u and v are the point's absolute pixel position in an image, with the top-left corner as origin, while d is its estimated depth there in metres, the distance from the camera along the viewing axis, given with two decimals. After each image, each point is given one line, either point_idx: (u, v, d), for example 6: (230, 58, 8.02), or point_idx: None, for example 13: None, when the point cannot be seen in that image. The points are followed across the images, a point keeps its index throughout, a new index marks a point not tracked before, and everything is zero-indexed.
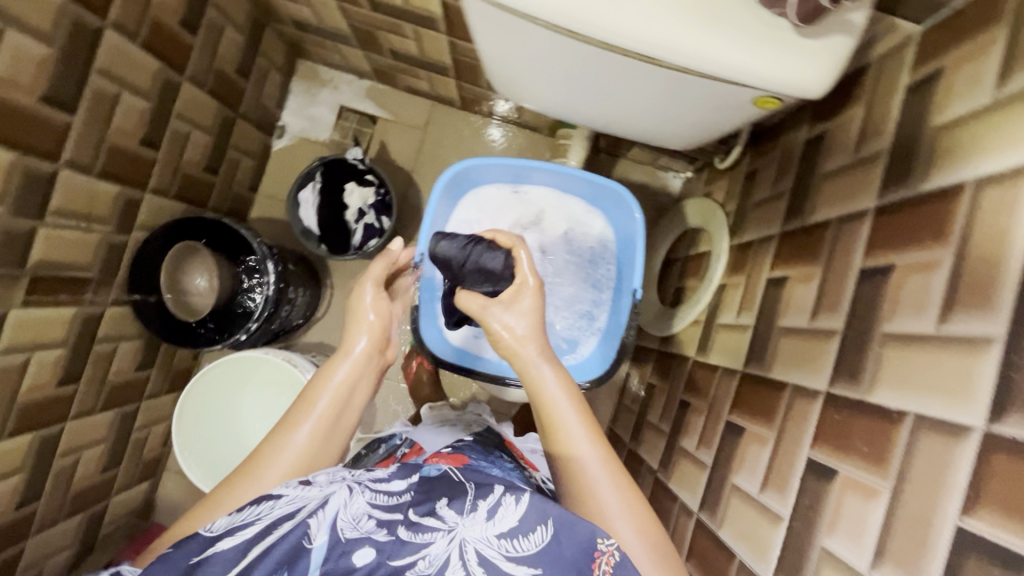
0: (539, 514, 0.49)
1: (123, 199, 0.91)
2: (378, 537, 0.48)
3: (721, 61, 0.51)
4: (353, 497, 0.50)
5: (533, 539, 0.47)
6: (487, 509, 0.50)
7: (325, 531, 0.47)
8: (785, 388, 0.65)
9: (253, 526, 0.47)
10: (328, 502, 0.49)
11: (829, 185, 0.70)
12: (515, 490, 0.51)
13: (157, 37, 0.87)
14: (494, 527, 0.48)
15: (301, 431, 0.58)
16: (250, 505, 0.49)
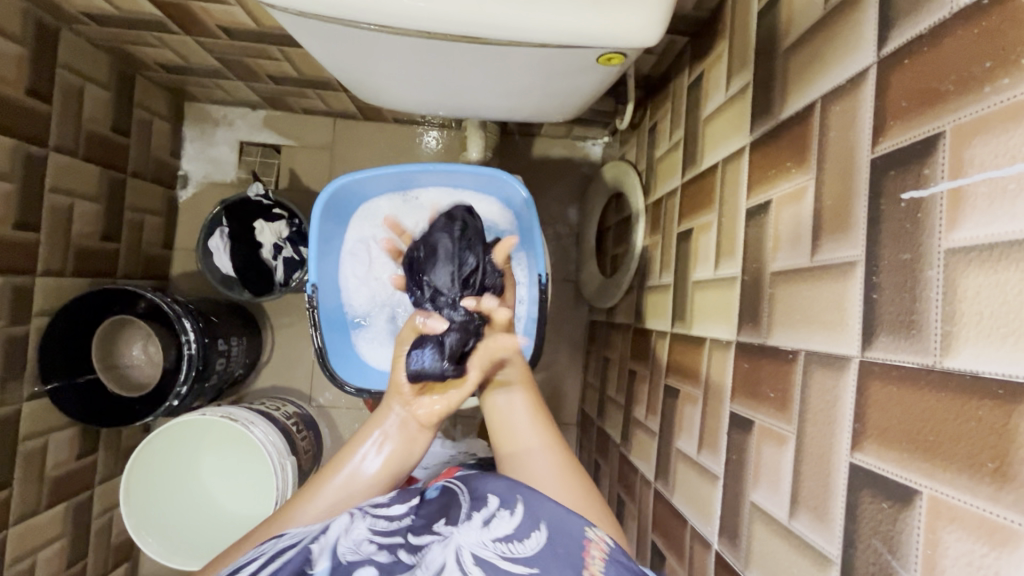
0: (531, 520, 0.46)
1: (10, 289, 0.86)
2: (380, 556, 0.45)
3: (546, 25, 0.47)
4: (353, 522, 0.48)
5: (529, 543, 0.44)
6: (481, 518, 0.47)
7: (326, 556, 0.44)
8: (704, 343, 0.64)
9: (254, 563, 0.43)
10: (330, 528, 0.47)
11: (712, 128, 0.68)
12: (509, 502, 0.49)
13: (2, 113, 0.81)
14: (489, 532, 0.46)
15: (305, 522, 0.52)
16: (259, 546, 0.48)
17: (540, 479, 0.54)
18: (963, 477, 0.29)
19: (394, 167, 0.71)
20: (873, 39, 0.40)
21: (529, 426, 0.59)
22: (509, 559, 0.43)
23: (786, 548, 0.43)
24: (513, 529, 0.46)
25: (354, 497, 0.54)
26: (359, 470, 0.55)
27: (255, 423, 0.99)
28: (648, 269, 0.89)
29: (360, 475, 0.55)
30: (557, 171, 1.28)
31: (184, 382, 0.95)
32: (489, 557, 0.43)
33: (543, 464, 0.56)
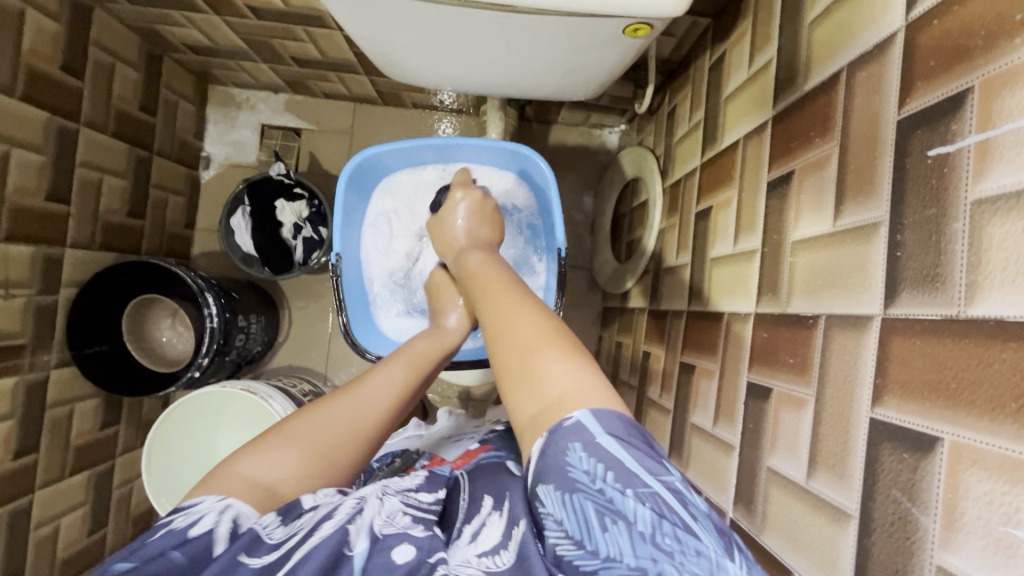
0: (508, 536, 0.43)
1: (41, 258, 0.88)
2: (416, 531, 0.44)
3: None
4: (385, 500, 0.47)
5: (506, 555, 0.40)
6: (471, 534, 0.46)
7: (365, 535, 0.42)
8: (721, 318, 0.64)
9: (288, 543, 0.40)
10: (363, 509, 0.44)
11: (733, 106, 0.68)
12: (500, 507, 0.48)
13: (38, 87, 0.84)
14: (474, 547, 0.43)
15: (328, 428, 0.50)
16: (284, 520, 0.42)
17: (536, 353, 0.43)
18: (986, 419, 0.30)
19: (417, 141, 0.72)
20: (900, 4, 0.40)
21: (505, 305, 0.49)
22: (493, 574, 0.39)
23: (803, 508, 0.44)
24: (499, 541, 0.43)
25: (392, 399, 0.54)
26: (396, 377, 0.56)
27: (273, 398, 1.01)
28: (664, 251, 0.90)
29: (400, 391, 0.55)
30: (573, 158, 1.29)
31: (205, 354, 0.97)
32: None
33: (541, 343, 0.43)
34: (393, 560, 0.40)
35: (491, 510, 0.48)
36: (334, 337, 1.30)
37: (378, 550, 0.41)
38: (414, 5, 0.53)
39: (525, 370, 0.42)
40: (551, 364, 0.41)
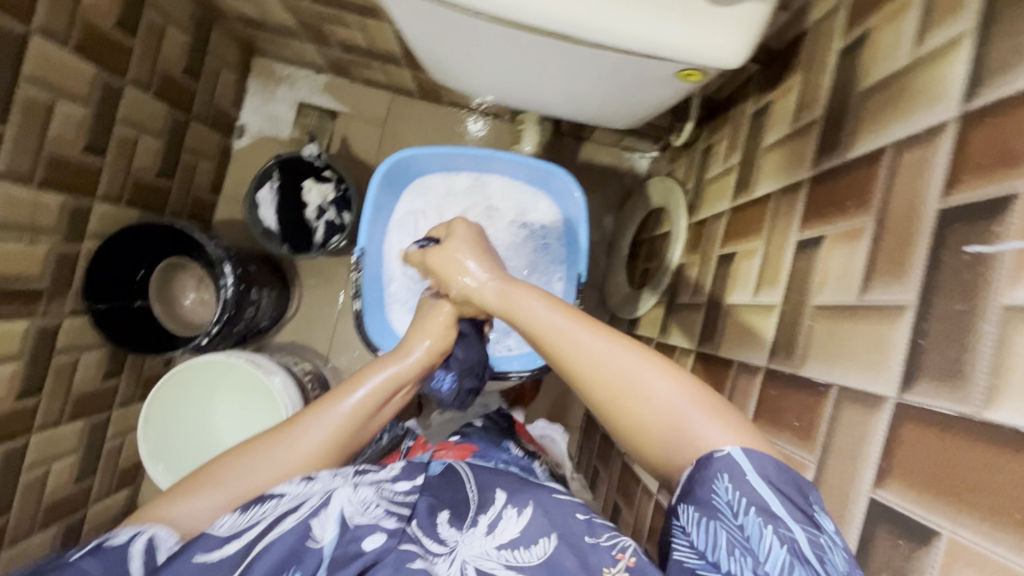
0: (540, 528, 0.51)
1: (69, 208, 0.89)
2: (387, 523, 0.49)
3: (631, 35, 0.49)
4: (356, 489, 0.50)
5: (534, 551, 0.49)
6: (487, 524, 0.53)
7: (334, 526, 0.47)
8: (730, 365, 0.65)
9: (253, 530, 0.46)
10: (332, 500, 0.48)
11: (771, 158, 0.68)
12: (515, 503, 0.55)
13: (91, 41, 0.85)
14: (494, 540, 0.51)
15: (308, 439, 0.54)
16: (253, 504, 0.49)
17: (663, 409, 0.44)
18: (986, 522, 0.31)
19: (454, 148, 0.73)
20: (958, 93, 0.40)
21: (590, 338, 0.48)
22: (512, 568, 0.48)
23: None
24: (517, 536, 0.51)
25: (354, 426, 0.56)
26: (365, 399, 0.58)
27: (275, 375, 1.01)
28: (680, 286, 0.90)
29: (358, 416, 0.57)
30: (600, 177, 1.30)
31: (215, 323, 0.99)
32: (491, 568, 0.48)
33: (648, 379, 0.45)
34: (362, 549, 0.47)
35: (505, 504, 0.55)
36: (341, 321, 1.31)
37: (348, 541, 0.47)
38: (473, 22, 0.54)
39: (668, 440, 0.43)
40: (703, 428, 0.42)
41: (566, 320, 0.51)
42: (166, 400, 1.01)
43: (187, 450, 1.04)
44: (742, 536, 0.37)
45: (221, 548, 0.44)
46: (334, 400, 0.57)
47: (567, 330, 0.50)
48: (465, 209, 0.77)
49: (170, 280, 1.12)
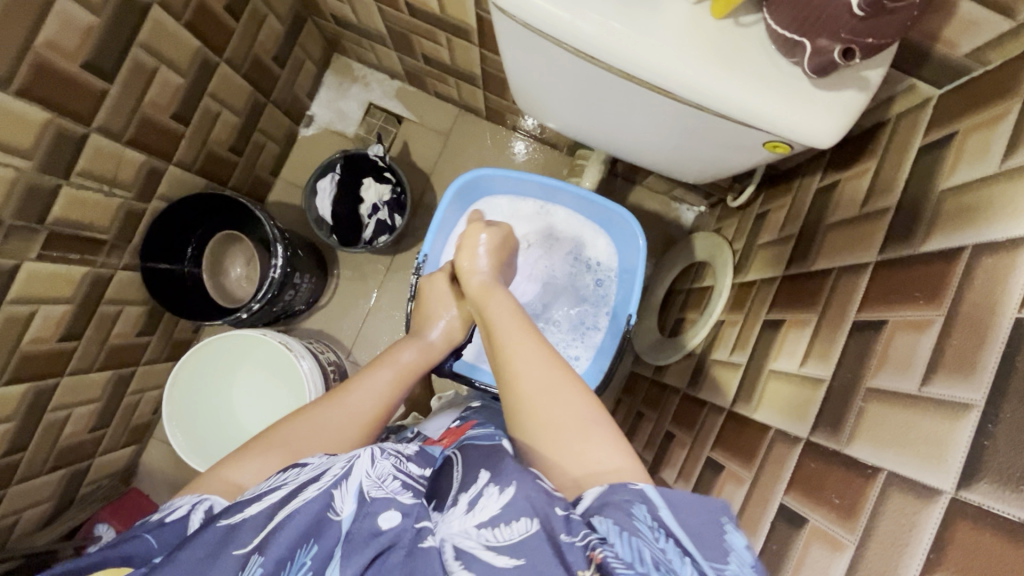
0: (524, 505, 0.43)
1: (147, 168, 0.93)
2: (404, 498, 0.46)
3: (732, 101, 0.51)
4: (375, 462, 0.49)
5: (515, 529, 0.42)
6: (468, 502, 0.45)
7: (352, 500, 0.45)
8: (767, 431, 0.65)
9: (275, 494, 0.46)
10: (353, 470, 0.47)
11: (833, 236, 0.70)
12: (500, 479, 0.46)
13: (201, 18, 0.90)
14: (473, 518, 0.43)
15: (352, 398, 0.60)
16: (279, 472, 0.50)
17: (574, 420, 0.51)
18: None
19: (531, 177, 0.76)
20: None
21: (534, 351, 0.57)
22: (491, 550, 0.41)
23: None
24: (500, 513, 0.43)
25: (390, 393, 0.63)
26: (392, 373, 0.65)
27: (305, 360, 1.03)
28: (716, 343, 0.91)
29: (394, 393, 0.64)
30: (645, 222, 1.32)
31: (260, 299, 1.02)
32: (470, 549, 0.41)
33: (568, 399, 0.52)
34: (376, 526, 0.43)
35: (488, 480, 0.46)
36: (370, 317, 1.33)
37: (362, 517, 0.43)
38: (578, 64, 0.57)
39: (555, 439, 0.50)
40: (600, 447, 0.49)
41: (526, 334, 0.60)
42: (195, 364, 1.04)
43: (202, 420, 1.05)
44: (666, 558, 0.40)
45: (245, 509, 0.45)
46: (370, 377, 0.62)
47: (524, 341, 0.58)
48: (527, 234, 0.81)
49: (224, 251, 1.13)
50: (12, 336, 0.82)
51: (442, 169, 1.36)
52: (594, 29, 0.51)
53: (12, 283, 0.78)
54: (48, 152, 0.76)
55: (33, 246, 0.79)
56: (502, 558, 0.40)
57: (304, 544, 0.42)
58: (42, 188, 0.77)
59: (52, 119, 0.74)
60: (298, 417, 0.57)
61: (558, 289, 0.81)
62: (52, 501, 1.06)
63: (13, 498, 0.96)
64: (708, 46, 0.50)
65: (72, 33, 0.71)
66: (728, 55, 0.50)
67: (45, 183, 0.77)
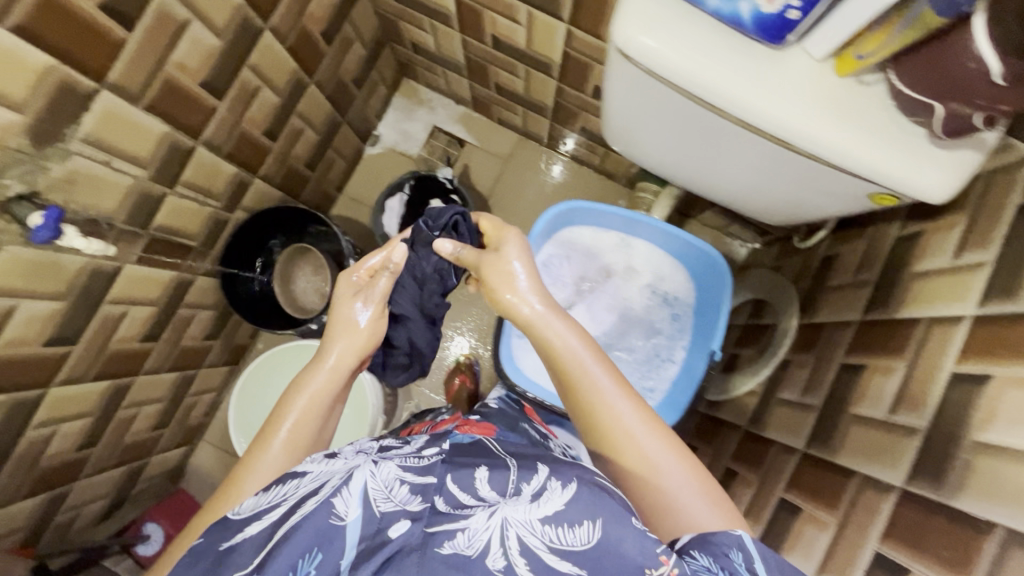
0: (587, 509, 0.46)
1: (237, 180, 0.97)
2: (413, 506, 0.48)
3: (848, 154, 0.54)
4: (381, 467, 0.51)
5: (579, 534, 0.44)
6: (532, 492, 0.48)
7: (358, 505, 0.47)
8: (852, 476, 0.65)
9: (276, 513, 0.49)
10: (354, 477, 0.49)
11: (920, 285, 0.71)
12: (562, 476, 0.49)
13: (301, 42, 0.95)
14: (539, 510, 0.46)
15: (296, 401, 0.63)
16: (278, 485, 0.52)
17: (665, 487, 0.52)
18: None
19: (621, 210, 0.77)
20: None
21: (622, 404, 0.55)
22: (557, 552, 0.44)
23: None
24: (564, 509, 0.46)
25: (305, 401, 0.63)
26: (321, 377, 0.66)
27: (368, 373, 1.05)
28: (782, 382, 0.92)
29: (306, 418, 0.62)
30: None
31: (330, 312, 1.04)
32: (535, 547, 0.44)
33: (661, 455, 0.53)
34: (387, 536, 0.45)
35: (550, 476, 0.50)
36: None
37: (374, 531, 0.46)
38: (691, 108, 0.60)
39: (664, 506, 0.51)
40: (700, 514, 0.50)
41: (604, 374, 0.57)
42: (261, 371, 1.06)
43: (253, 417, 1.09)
44: None
45: (246, 530, 0.48)
46: (291, 395, 0.64)
47: (608, 387, 0.55)
48: (607, 265, 0.83)
49: (298, 259, 1.16)
50: (104, 336, 0.85)
51: (499, 192, 1.39)
52: (721, 80, 0.54)
53: (113, 285, 0.81)
54: (163, 161, 0.78)
55: (135, 250, 0.82)
56: (567, 563, 0.43)
57: (309, 555, 0.43)
58: (152, 196, 0.80)
59: (170, 133, 0.77)
60: (264, 435, 0.60)
61: (634, 321, 0.83)
62: (109, 497, 1.07)
63: (79, 492, 0.98)
64: (829, 103, 0.54)
65: (200, 54, 0.75)
66: (848, 113, 0.54)
67: (154, 191, 0.80)
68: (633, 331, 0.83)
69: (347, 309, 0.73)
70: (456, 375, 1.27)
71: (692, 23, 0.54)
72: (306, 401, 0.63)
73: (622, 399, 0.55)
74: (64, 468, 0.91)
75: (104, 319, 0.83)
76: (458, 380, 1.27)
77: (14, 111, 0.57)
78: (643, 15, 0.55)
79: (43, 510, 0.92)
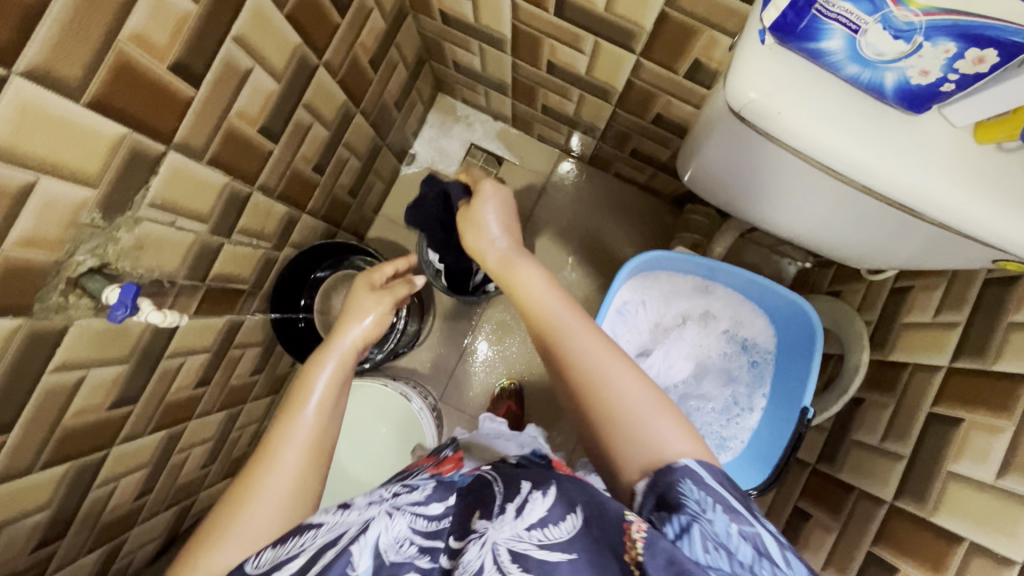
0: (563, 506, 0.46)
1: (287, 218, 0.94)
2: (422, 563, 0.47)
3: (976, 223, 0.51)
4: (394, 520, 0.49)
5: (563, 527, 0.45)
6: (514, 506, 0.47)
7: (368, 556, 0.46)
8: (960, 542, 0.64)
9: (293, 563, 0.47)
10: (371, 526, 0.48)
11: (1022, 338, 0.68)
12: (541, 485, 0.49)
13: (351, 73, 0.90)
14: (523, 521, 0.45)
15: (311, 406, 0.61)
16: (293, 537, 0.50)
17: (632, 413, 0.52)
18: None
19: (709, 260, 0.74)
20: None
21: (585, 334, 0.57)
22: (546, 548, 0.43)
23: None
24: (546, 513, 0.46)
25: (331, 398, 0.64)
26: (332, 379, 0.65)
27: None
28: (856, 422, 0.89)
29: (326, 408, 0.62)
30: None
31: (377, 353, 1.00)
32: (525, 551, 0.43)
33: (627, 383, 0.54)
34: None
35: (530, 487, 0.49)
36: (462, 358, 1.32)
37: None
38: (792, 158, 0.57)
39: (627, 431, 0.52)
40: (663, 431, 0.51)
41: (570, 313, 0.60)
42: None
43: None
44: (715, 531, 0.43)
45: None
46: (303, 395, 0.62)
47: (571, 322, 0.59)
48: (684, 308, 0.81)
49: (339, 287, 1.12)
50: (162, 389, 0.82)
51: (540, 212, 1.35)
52: (842, 141, 0.51)
53: (171, 340, 0.78)
54: (222, 212, 0.75)
55: (192, 303, 0.79)
56: (557, 554, 0.43)
57: None
58: (210, 248, 0.76)
59: (230, 183, 0.74)
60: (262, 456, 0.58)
61: (709, 368, 0.81)
62: (159, 540, 1.04)
63: (135, 538, 0.96)
64: (960, 165, 0.51)
65: (260, 101, 0.71)
66: (977, 179, 0.51)
67: (213, 242, 0.77)
68: (709, 377, 0.82)
69: (362, 306, 0.79)
70: (503, 401, 1.26)
71: (818, 86, 0.51)
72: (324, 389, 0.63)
73: (589, 333, 0.58)
74: (120, 521, 0.89)
75: (162, 374, 0.80)
76: (504, 405, 1.25)
77: (87, 187, 0.54)
78: (763, 77, 0.50)
79: (102, 562, 0.90)
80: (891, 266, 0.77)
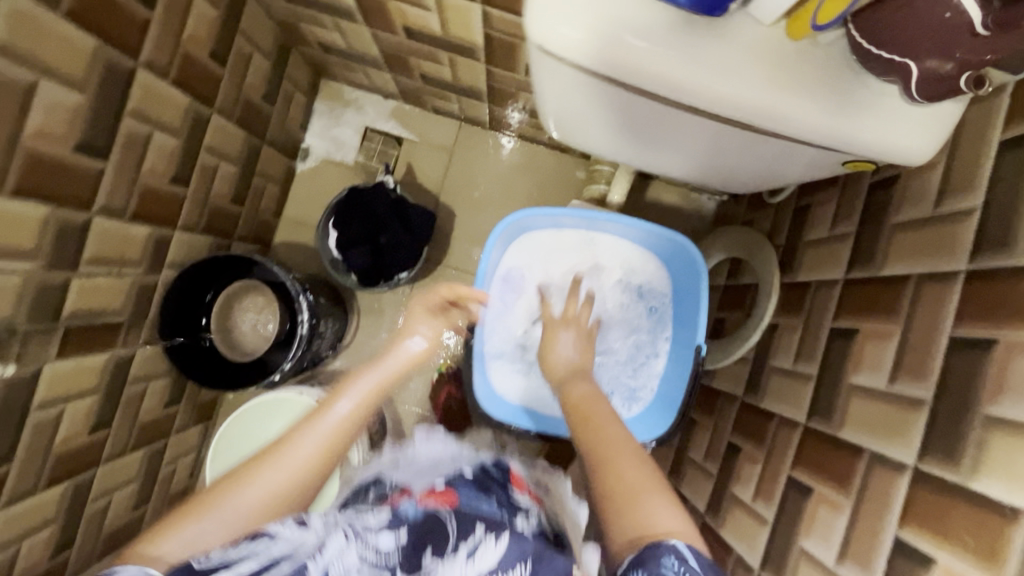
0: (514, 555, 0.49)
1: (154, 239, 0.88)
2: None
3: (807, 125, 0.48)
4: (346, 548, 0.48)
5: None
6: (467, 548, 0.49)
7: None
8: (861, 453, 0.62)
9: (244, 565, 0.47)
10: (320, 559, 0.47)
11: (906, 238, 0.65)
12: (495, 528, 0.51)
13: (188, 71, 0.83)
14: (473, 567, 0.48)
15: (308, 439, 0.57)
16: (246, 540, 0.49)
17: (640, 487, 0.49)
18: None
19: (586, 211, 0.75)
20: None
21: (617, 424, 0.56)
22: None
23: None
24: (497, 563, 0.48)
25: (348, 428, 0.59)
26: (353, 407, 0.59)
27: None
28: (772, 348, 0.88)
29: (349, 425, 0.59)
30: (665, 219, 1.26)
31: (290, 360, 0.96)
32: None
33: (631, 456, 0.52)
34: None
35: (481, 525, 0.52)
36: None
37: None
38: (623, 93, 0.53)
39: (626, 506, 0.48)
40: (658, 509, 0.48)
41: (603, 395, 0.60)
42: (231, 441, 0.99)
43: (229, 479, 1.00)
44: None
45: None
46: (323, 411, 0.59)
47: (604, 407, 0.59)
48: (572, 266, 0.79)
49: (235, 302, 1.04)
50: (42, 441, 0.77)
51: (450, 187, 1.30)
52: (662, 62, 0.47)
53: (32, 389, 0.73)
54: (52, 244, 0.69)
55: (50, 346, 0.74)
56: None
57: None
58: (51, 284, 0.71)
59: (53, 212, 0.68)
60: (249, 467, 0.55)
61: (611, 321, 0.78)
62: None
63: None
64: (785, 69, 0.48)
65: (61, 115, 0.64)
66: (799, 79, 0.48)
67: (53, 278, 0.71)
68: (612, 333, 0.79)
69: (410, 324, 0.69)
70: (443, 386, 1.24)
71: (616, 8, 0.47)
72: (346, 412, 0.59)
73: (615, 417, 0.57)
74: None
75: (34, 426, 0.75)
76: (443, 391, 1.24)
77: None
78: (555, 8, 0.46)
79: None
80: (758, 185, 0.76)
